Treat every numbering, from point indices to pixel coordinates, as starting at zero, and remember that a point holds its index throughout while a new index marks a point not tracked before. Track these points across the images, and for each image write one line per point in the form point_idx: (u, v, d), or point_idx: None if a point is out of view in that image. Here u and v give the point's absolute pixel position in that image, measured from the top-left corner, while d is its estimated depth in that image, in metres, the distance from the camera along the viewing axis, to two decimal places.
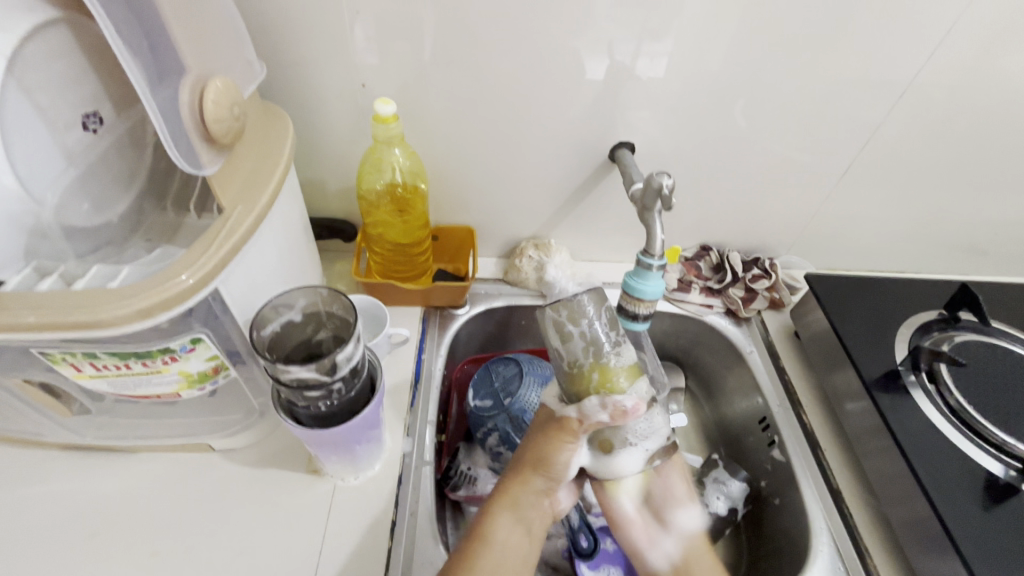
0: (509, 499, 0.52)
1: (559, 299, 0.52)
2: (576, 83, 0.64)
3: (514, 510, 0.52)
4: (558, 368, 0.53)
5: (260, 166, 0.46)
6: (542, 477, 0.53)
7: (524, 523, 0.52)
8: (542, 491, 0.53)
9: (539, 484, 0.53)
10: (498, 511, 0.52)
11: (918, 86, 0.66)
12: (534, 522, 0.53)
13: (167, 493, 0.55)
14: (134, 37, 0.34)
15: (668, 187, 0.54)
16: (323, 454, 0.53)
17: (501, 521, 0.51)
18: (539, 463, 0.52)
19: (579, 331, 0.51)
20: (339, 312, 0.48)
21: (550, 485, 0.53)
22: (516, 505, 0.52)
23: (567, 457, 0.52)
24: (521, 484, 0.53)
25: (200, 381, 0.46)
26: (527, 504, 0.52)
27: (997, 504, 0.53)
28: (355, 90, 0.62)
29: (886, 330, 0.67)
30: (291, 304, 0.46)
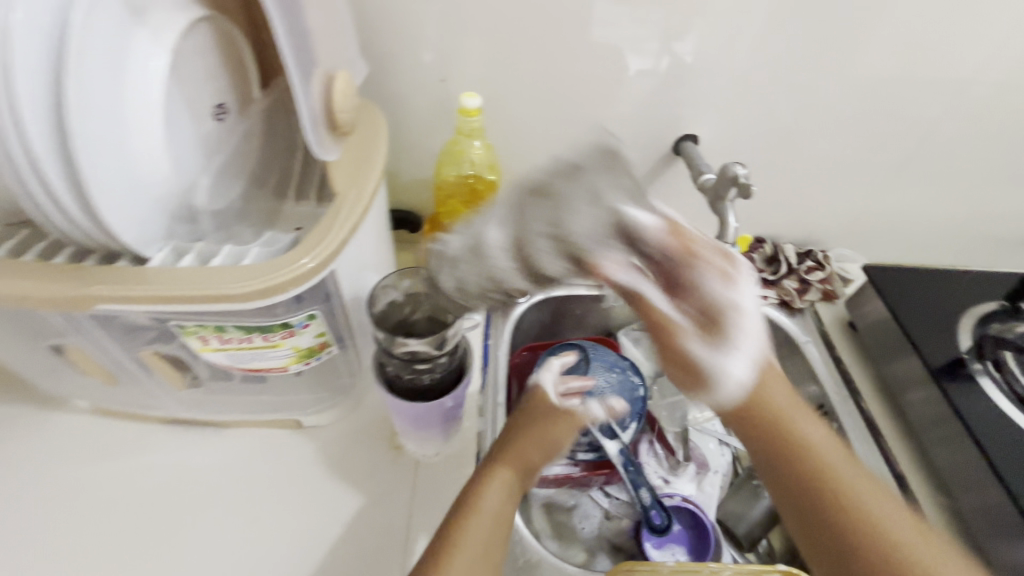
0: (506, 469, 0.51)
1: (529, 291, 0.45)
2: (645, 77, 0.66)
3: (508, 477, 0.50)
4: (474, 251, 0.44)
5: (364, 154, 0.49)
6: (538, 451, 0.53)
7: (509, 495, 0.50)
8: (532, 466, 0.53)
9: (534, 456, 0.53)
10: (491, 479, 0.50)
11: (983, 79, 0.66)
12: (516, 493, 0.50)
13: (261, 465, 0.58)
14: (292, 38, 0.37)
15: (744, 176, 0.56)
16: (411, 429, 0.56)
17: (492, 489, 0.49)
18: (540, 431, 0.55)
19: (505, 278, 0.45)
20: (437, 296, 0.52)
21: (540, 462, 0.54)
22: (512, 477, 0.51)
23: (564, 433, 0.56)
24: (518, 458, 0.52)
25: (308, 356, 0.49)
26: (522, 474, 0.52)
27: None
28: (433, 85, 0.65)
29: (949, 319, 0.67)
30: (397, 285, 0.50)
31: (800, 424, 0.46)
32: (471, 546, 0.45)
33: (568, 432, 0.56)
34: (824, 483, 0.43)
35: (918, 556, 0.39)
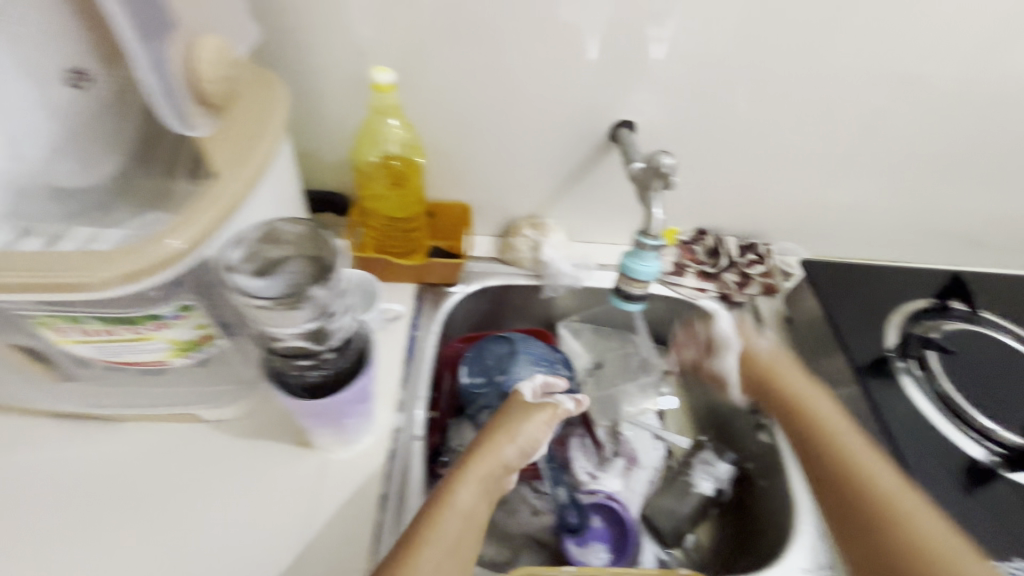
0: (479, 465, 0.52)
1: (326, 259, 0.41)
2: (579, 61, 0.63)
3: (483, 474, 0.52)
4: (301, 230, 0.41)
5: (251, 129, 0.45)
6: (509, 445, 0.54)
7: (484, 493, 0.51)
8: (507, 464, 0.54)
9: (506, 452, 0.54)
10: (467, 474, 0.51)
11: (921, 74, 0.65)
12: (492, 492, 0.52)
13: (157, 462, 0.55)
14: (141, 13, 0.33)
15: (667, 166, 0.54)
16: (314, 425, 0.53)
17: (458, 490, 0.50)
18: (506, 427, 0.55)
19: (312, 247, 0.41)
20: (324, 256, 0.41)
21: (513, 459, 0.54)
22: (486, 474, 0.52)
23: (535, 429, 0.56)
24: (496, 449, 0.54)
25: (190, 349, 0.45)
26: (494, 471, 0.53)
27: (977, 487, 0.54)
28: (351, 58, 0.61)
29: (878, 317, 0.67)
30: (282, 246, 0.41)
31: (829, 416, 0.60)
32: (441, 538, 0.46)
33: (542, 429, 0.56)
34: (849, 466, 0.55)
35: (905, 508, 0.50)
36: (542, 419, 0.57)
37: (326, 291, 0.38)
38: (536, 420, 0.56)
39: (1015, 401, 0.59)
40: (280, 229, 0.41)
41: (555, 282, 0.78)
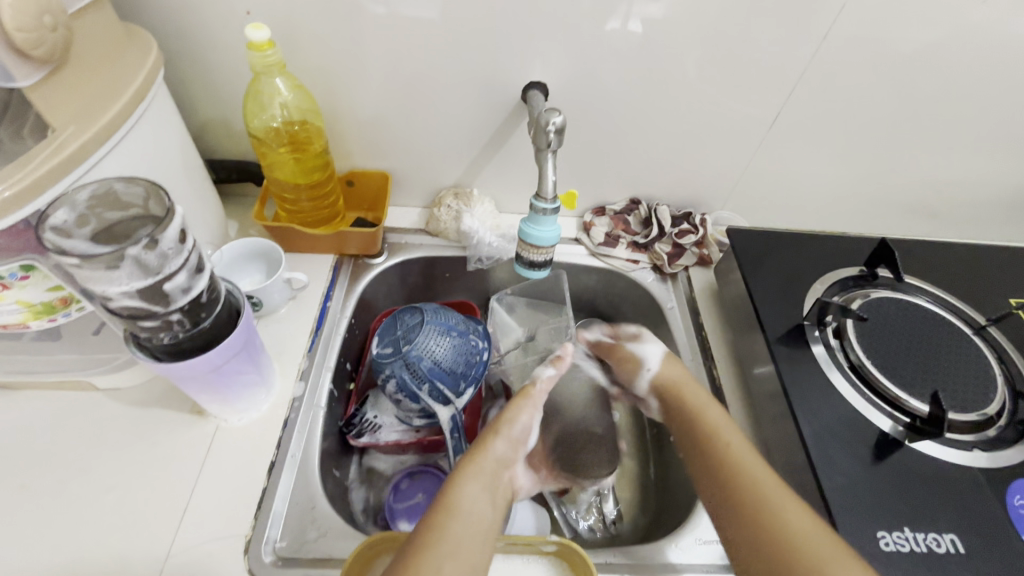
0: (477, 468, 0.53)
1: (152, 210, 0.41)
2: (483, 20, 0.60)
3: (479, 476, 0.52)
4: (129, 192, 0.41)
5: (101, 88, 0.44)
6: (504, 443, 0.57)
7: (491, 493, 0.52)
8: (506, 460, 0.57)
9: (502, 450, 0.57)
10: (467, 478, 0.52)
11: (847, 29, 0.62)
12: (497, 492, 0.53)
13: (45, 429, 0.54)
14: None
15: (554, 125, 0.52)
16: (193, 393, 0.52)
17: (465, 490, 0.50)
18: (499, 426, 0.58)
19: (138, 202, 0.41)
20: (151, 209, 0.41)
21: (510, 455, 0.57)
22: (485, 475, 0.53)
23: (524, 420, 0.60)
24: (483, 450, 0.55)
25: (48, 313, 0.45)
26: (492, 471, 0.54)
27: (879, 460, 0.52)
28: (241, 18, 0.58)
29: (801, 285, 0.65)
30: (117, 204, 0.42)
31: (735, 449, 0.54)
32: (459, 546, 0.45)
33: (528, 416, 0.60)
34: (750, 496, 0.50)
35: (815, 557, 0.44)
36: (529, 412, 0.61)
37: (150, 252, 0.36)
38: (524, 412, 0.60)
39: (930, 370, 0.57)
40: (119, 191, 0.41)
41: (478, 253, 0.76)
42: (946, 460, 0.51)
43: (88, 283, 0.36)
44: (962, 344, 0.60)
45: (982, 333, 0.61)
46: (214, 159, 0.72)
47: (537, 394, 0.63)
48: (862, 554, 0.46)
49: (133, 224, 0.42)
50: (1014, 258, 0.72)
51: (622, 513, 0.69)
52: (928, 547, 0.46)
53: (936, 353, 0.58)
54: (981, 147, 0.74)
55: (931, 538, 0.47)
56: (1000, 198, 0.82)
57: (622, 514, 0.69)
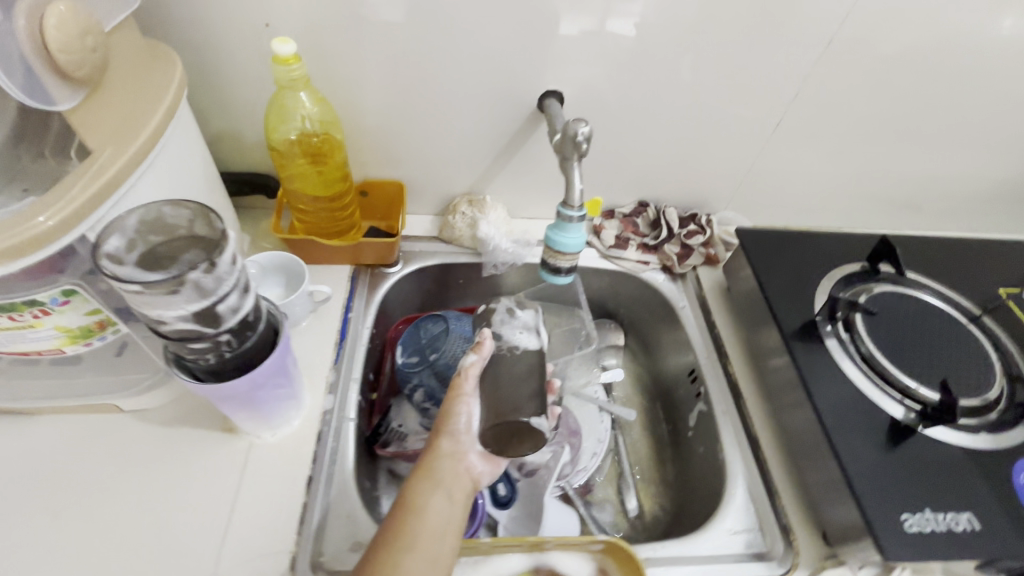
0: (426, 471, 0.48)
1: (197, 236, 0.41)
2: (502, 32, 0.61)
3: (433, 478, 0.48)
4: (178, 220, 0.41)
5: (136, 106, 0.43)
6: (448, 437, 0.50)
7: (448, 491, 0.48)
8: (454, 454, 0.50)
9: (445, 445, 0.50)
10: (417, 482, 0.48)
11: (847, 37, 0.65)
12: (456, 487, 0.48)
13: (72, 454, 0.53)
14: None
15: (582, 134, 0.53)
16: (231, 412, 0.51)
17: (422, 491, 0.47)
18: (439, 423, 0.51)
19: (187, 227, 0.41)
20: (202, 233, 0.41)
21: (459, 447, 0.50)
22: (441, 474, 0.48)
23: (464, 411, 0.51)
24: (433, 450, 0.50)
25: (85, 337, 0.44)
26: (445, 470, 0.49)
27: (896, 446, 0.55)
28: (260, 30, 0.58)
29: (810, 282, 0.68)
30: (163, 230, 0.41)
31: None
32: (418, 550, 0.43)
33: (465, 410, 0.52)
34: None
35: None
36: (468, 403, 0.52)
37: (208, 276, 0.36)
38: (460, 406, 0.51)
39: (935, 359, 0.60)
40: (167, 216, 0.40)
41: (495, 259, 0.77)
42: (957, 444, 0.55)
43: (143, 307, 0.36)
44: (961, 334, 0.64)
45: (978, 322, 0.66)
46: (224, 171, 0.71)
47: (467, 381, 0.52)
48: (888, 536, 0.49)
49: (181, 246, 0.41)
50: (999, 250, 0.77)
51: (644, 508, 0.71)
52: (949, 526, 0.50)
53: (939, 343, 0.62)
54: (964, 146, 0.79)
55: (949, 518, 0.50)
56: (980, 192, 0.87)
57: (645, 509, 0.71)
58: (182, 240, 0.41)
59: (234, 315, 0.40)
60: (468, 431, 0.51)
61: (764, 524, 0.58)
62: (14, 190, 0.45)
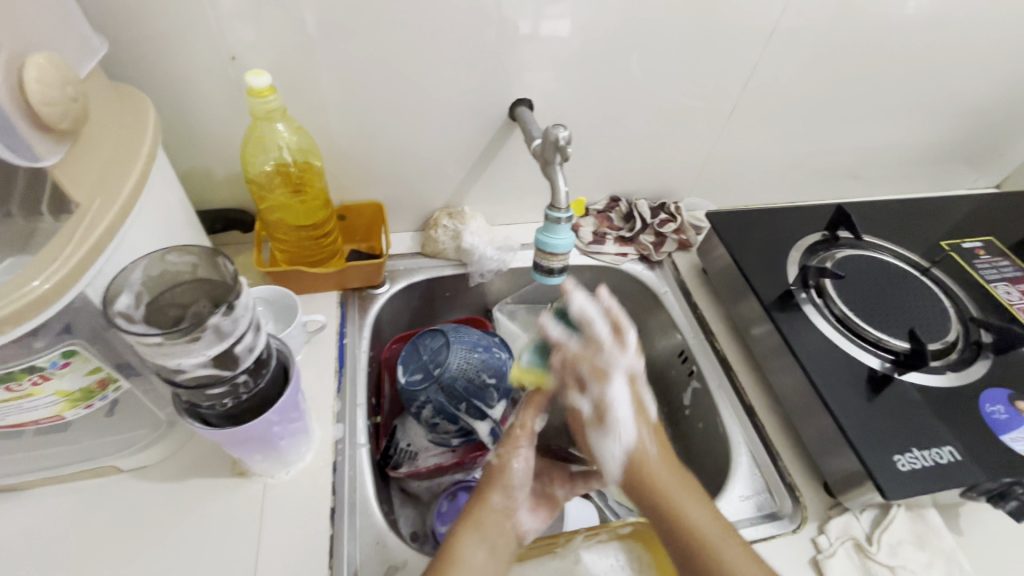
0: (473, 520, 0.47)
1: (201, 277, 0.42)
2: (471, 46, 0.62)
3: (483, 531, 0.47)
4: (182, 267, 0.41)
5: (119, 155, 0.42)
6: (502, 492, 0.50)
7: (491, 544, 0.47)
8: (504, 510, 0.49)
9: (496, 499, 0.49)
10: (464, 530, 0.47)
11: (788, 27, 0.70)
12: (501, 543, 0.48)
13: (74, 524, 0.50)
14: None
15: (564, 139, 0.55)
16: (247, 456, 0.50)
17: (468, 539, 0.46)
18: (493, 475, 0.51)
19: (191, 271, 0.42)
20: (207, 276, 0.42)
21: (511, 503, 0.50)
22: (488, 527, 0.48)
23: (519, 465, 0.51)
24: (483, 502, 0.49)
25: (85, 399, 0.43)
26: (491, 523, 0.48)
27: (878, 394, 0.59)
28: (226, 64, 0.57)
29: (780, 255, 0.73)
30: (165, 279, 0.41)
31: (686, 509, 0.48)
32: None
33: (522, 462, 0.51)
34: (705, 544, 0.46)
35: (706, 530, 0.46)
36: (525, 455, 0.52)
37: (228, 318, 0.36)
38: (518, 458, 0.51)
39: (899, 312, 0.67)
40: (170, 264, 0.41)
41: (482, 267, 0.78)
42: (928, 384, 0.60)
43: (162, 358, 0.35)
44: (917, 286, 0.71)
45: (928, 274, 0.73)
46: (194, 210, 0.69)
47: (529, 430, 0.53)
48: (885, 476, 0.53)
49: (186, 290, 0.42)
50: (933, 208, 0.85)
51: None
52: (935, 460, 0.55)
53: (900, 296, 0.69)
54: (892, 117, 0.87)
55: (934, 453, 0.55)
56: (908, 157, 0.96)
57: None
58: (187, 285, 0.42)
59: (249, 355, 0.40)
60: (520, 485, 0.51)
61: (771, 486, 0.61)
62: None
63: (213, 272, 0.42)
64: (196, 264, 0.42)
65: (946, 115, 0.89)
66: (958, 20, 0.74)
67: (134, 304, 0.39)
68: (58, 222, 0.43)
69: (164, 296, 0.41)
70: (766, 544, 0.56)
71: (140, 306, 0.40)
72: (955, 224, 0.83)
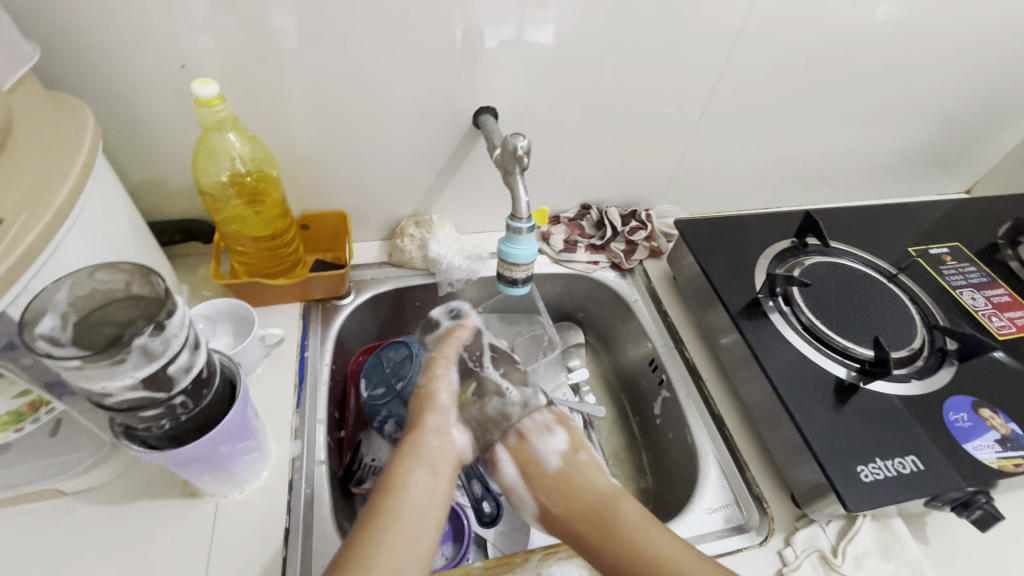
0: (410, 450, 0.51)
1: (135, 293, 0.41)
2: (431, 54, 0.61)
3: (420, 455, 0.51)
4: (115, 284, 0.40)
5: (49, 168, 0.40)
6: (433, 414, 0.55)
7: (432, 466, 0.51)
8: (437, 431, 0.54)
9: (428, 423, 0.54)
10: (401, 462, 0.50)
11: (753, 35, 0.70)
12: (441, 464, 0.51)
13: (13, 552, 0.48)
14: None
15: (522, 148, 0.54)
16: (194, 477, 0.49)
17: (406, 467, 0.49)
18: (422, 403, 0.55)
19: (126, 288, 0.40)
20: (142, 293, 0.40)
21: (443, 424, 0.54)
22: (423, 448, 0.52)
23: (444, 388, 0.57)
24: (416, 437, 0.52)
25: (14, 422, 0.41)
26: (429, 450, 0.52)
27: (843, 404, 0.59)
28: (176, 72, 0.55)
29: (747, 263, 0.73)
30: (97, 296, 0.40)
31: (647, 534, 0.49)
32: (395, 520, 0.45)
33: (445, 385, 0.57)
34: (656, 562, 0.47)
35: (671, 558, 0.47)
36: (445, 373, 0.58)
37: (156, 339, 0.35)
38: (439, 378, 0.57)
39: (865, 319, 0.66)
40: (99, 282, 0.39)
41: (449, 277, 0.77)
42: (895, 394, 0.60)
43: (84, 381, 0.34)
44: (884, 293, 0.71)
45: (896, 280, 0.73)
46: (151, 221, 0.67)
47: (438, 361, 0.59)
48: (849, 488, 0.53)
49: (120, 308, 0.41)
50: (902, 213, 0.86)
51: None
52: (898, 470, 0.54)
53: (866, 303, 0.69)
54: (860, 123, 0.87)
55: (898, 463, 0.55)
56: (879, 162, 0.96)
57: None
58: (121, 302, 0.40)
59: (186, 375, 0.39)
60: (448, 406, 0.56)
61: (739, 497, 0.60)
62: None
63: (148, 289, 0.40)
64: (129, 280, 0.40)
65: (915, 121, 0.89)
66: (921, 27, 0.75)
67: (61, 323, 0.38)
68: None
69: (96, 314, 0.40)
70: (733, 558, 0.55)
71: (68, 326, 0.38)
72: (923, 229, 0.84)
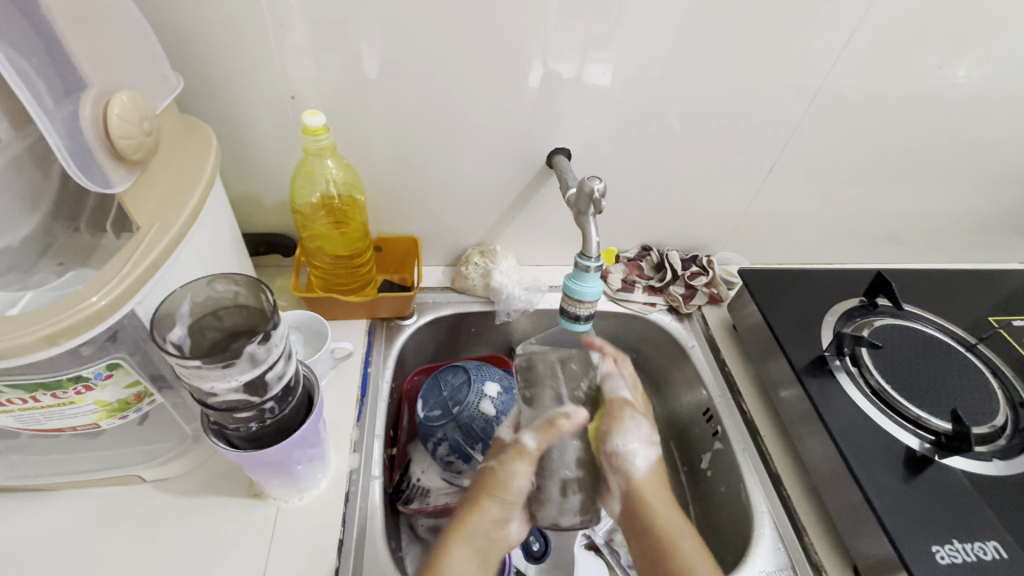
0: (466, 532, 0.53)
1: (246, 305, 0.46)
2: (515, 93, 0.65)
3: (470, 540, 0.53)
4: (230, 294, 0.45)
5: (178, 182, 0.46)
6: (497, 502, 0.55)
7: (480, 553, 0.53)
8: (499, 519, 0.55)
9: (494, 509, 0.55)
10: (455, 540, 0.53)
11: (832, 91, 0.70)
12: (489, 552, 0.54)
13: (91, 530, 0.52)
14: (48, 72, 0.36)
15: (598, 191, 0.56)
16: (264, 479, 0.51)
17: (459, 547, 0.52)
18: (491, 488, 0.56)
19: (238, 299, 0.45)
20: (250, 303, 0.45)
21: (505, 514, 0.56)
22: (476, 535, 0.54)
23: (518, 483, 0.56)
24: (479, 510, 0.55)
25: (121, 410, 0.45)
26: (481, 535, 0.54)
27: (916, 476, 0.56)
28: (286, 102, 0.61)
29: (813, 319, 0.71)
30: (211, 304, 0.45)
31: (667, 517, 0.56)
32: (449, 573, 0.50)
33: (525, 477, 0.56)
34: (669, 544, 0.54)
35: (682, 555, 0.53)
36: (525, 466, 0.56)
37: (262, 347, 0.39)
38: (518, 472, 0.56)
39: (941, 390, 0.64)
40: (216, 291, 0.44)
41: (508, 306, 0.79)
42: (973, 471, 0.57)
43: (197, 380, 0.38)
44: (962, 363, 0.67)
45: (975, 350, 0.70)
46: (242, 232, 0.73)
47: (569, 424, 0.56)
48: (921, 567, 0.50)
49: (227, 315, 0.46)
50: (983, 280, 0.82)
51: None
52: (977, 555, 0.51)
53: (943, 373, 0.66)
54: (938, 184, 0.85)
55: (978, 547, 0.52)
56: (958, 225, 0.93)
57: None
58: (229, 310, 0.45)
59: (276, 384, 0.42)
60: (515, 500, 0.56)
61: (795, 563, 0.57)
62: (51, 265, 0.46)
63: (256, 301, 0.45)
64: (242, 292, 0.45)
65: (998, 186, 0.86)
66: (1013, 90, 0.73)
67: (183, 324, 0.43)
68: (119, 240, 0.47)
69: (208, 317, 0.45)
70: None
71: (183, 329, 0.43)
72: (1005, 298, 0.79)
